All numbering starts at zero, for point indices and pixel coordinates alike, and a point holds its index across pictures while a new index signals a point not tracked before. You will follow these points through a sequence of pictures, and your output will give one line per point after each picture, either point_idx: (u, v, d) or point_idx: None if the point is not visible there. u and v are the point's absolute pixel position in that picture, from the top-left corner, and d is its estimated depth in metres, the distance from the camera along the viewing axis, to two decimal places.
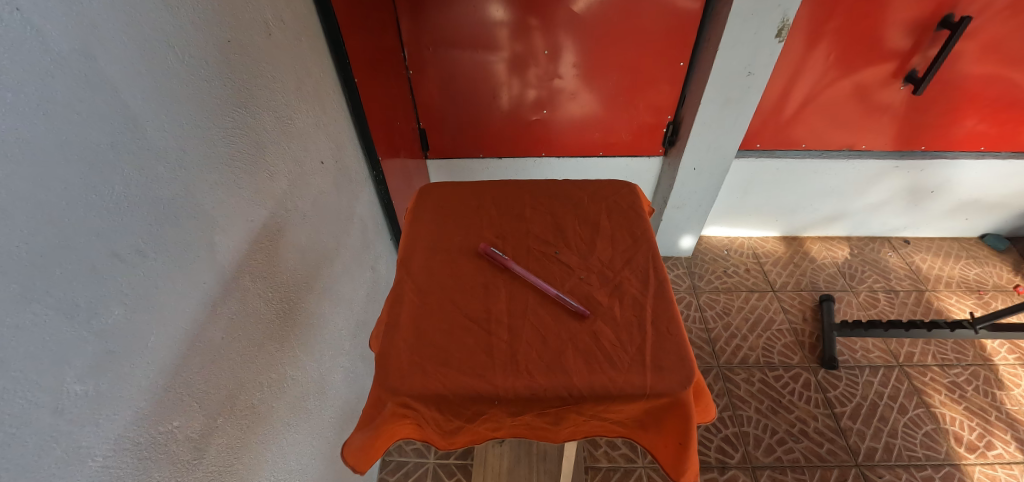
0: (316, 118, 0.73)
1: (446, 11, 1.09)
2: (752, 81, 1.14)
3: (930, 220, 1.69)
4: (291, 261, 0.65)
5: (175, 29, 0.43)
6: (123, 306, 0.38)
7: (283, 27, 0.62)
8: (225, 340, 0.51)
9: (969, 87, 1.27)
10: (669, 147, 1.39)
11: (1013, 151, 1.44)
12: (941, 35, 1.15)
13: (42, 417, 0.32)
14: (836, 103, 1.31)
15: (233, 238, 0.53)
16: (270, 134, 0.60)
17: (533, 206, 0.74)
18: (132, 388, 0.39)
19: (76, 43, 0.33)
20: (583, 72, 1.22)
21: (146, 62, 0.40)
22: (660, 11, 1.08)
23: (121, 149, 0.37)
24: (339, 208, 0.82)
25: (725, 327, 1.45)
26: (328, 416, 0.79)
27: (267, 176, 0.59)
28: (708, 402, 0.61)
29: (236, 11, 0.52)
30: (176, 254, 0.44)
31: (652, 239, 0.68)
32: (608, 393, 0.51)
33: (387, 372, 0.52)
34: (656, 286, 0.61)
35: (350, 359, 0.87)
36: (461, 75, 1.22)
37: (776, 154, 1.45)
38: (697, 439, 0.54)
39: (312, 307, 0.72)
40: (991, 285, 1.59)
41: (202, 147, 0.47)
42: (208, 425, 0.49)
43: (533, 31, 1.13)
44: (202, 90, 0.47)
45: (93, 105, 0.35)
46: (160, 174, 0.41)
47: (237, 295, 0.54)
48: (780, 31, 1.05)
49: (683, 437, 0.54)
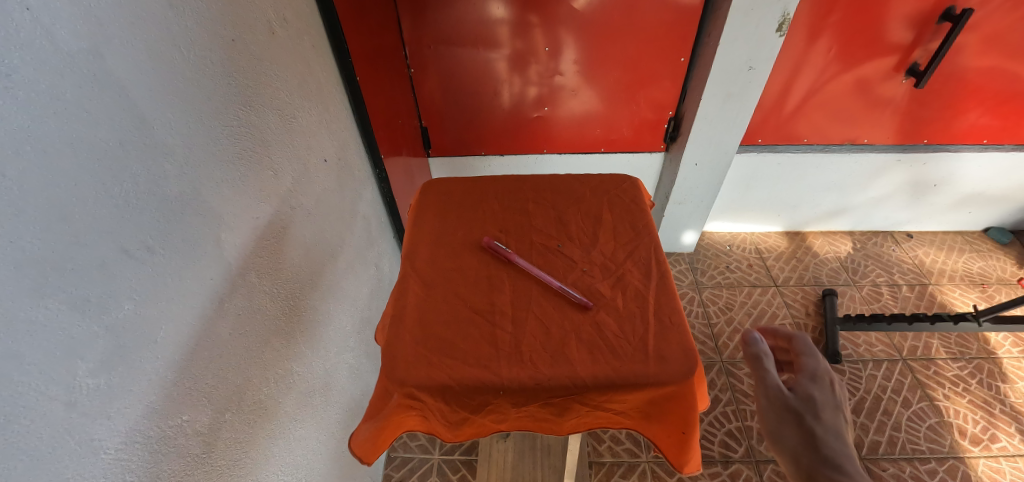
0: (319, 116, 0.73)
1: (446, 9, 1.09)
2: (754, 76, 1.14)
3: (933, 213, 1.68)
4: (296, 258, 0.66)
5: (180, 28, 0.43)
6: (133, 302, 0.39)
7: (286, 26, 0.63)
8: (232, 335, 0.52)
9: (971, 80, 1.26)
10: (670, 143, 1.39)
11: (1015, 144, 1.44)
12: (943, 28, 1.14)
13: (56, 409, 0.33)
14: (837, 98, 1.31)
15: (239, 236, 0.53)
16: (273, 132, 0.60)
17: (536, 201, 0.75)
18: (143, 383, 0.40)
19: (86, 44, 0.34)
20: (583, 69, 1.22)
21: (152, 61, 0.40)
22: (661, 6, 1.08)
23: (130, 148, 0.38)
24: (343, 206, 0.83)
25: (727, 322, 1.45)
26: (334, 412, 0.80)
27: (271, 174, 0.60)
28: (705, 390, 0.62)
29: (239, 11, 0.52)
30: (184, 250, 0.44)
31: (654, 232, 0.68)
32: (611, 383, 0.51)
33: (394, 362, 0.53)
34: (658, 277, 0.61)
35: (355, 355, 0.88)
36: (462, 73, 1.23)
37: (778, 149, 1.44)
38: (699, 429, 0.55)
39: (317, 303, 0.72)
40: (995, 279, 1.58)
41: (208, 145, 0.48)
42: (217, 420, 0.49)
43: (533, 28, 1.13)
44: (206, 88, 0.47)
45: (101, 103, 0.35)
46: (168, 171, 0.42)
47: (244, 292, 0.54)
48: (781, 25, 1.05)
49: (686, 427, 0.55)
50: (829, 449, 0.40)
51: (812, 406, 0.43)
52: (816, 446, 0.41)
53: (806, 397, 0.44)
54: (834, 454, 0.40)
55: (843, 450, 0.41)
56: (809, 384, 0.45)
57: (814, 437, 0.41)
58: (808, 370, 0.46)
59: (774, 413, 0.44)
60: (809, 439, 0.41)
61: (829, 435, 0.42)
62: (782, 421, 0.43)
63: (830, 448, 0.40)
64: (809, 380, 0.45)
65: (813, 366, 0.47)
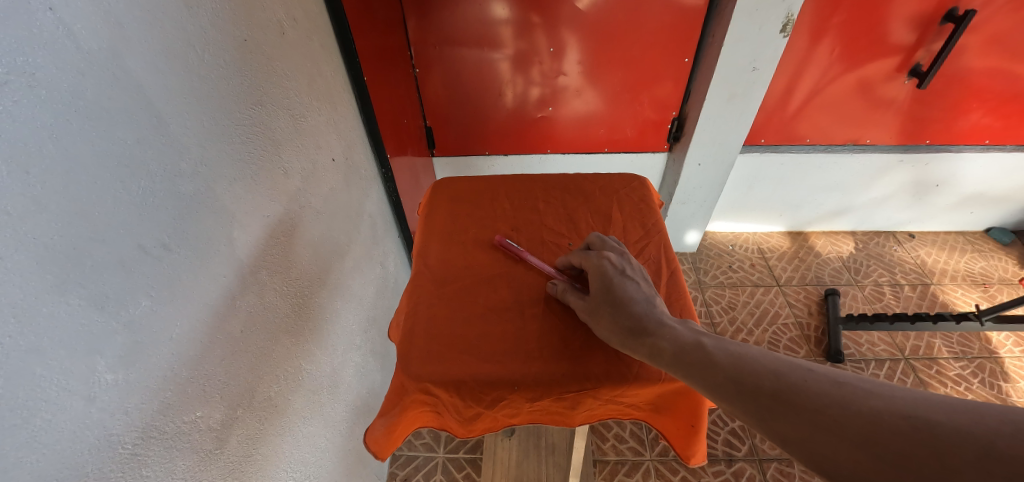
0: (327, 115, 0.74)
1: (452, 9, 1.10)
2: (757, 77, 1.14)
3: (935, 213, 1.69)
4: (305, 256, 0.66)
5: (196, 28, 0.44)
6: (150, 298, 0.39)
7: (295, 26, 0.63)
8: (244, 333, 0.53)
9: (973, 80, 1.27)
10: (673, 143, 1.40)
11: (1017, 144, 1.44)
12: (945, 29, 1.15)
13: (76, 404, 0.33)
14: (840, 98, 1.31)
15: (251, 234, 0.54)
16: (283, 131, 0.61)
17: (546, 200, 0.75)
18: (159, 379, 0.40)
19: (105, 43, 0.34)
20: (587, 69, 1.23)
21: (168, 60, 0.41)
22: (665, 6, 1.09)
23: (147, 146, 0.38)
24: (350, 205, 0.83)
25: (730, 322, 1.45)
26: (340, 410, 0.80)
27: (281, 173, 0.60)
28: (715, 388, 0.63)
29: (251, 11, 0.53)
30: (198, 248, 0.45)
31: (663, 231, 0.68)
32: (623, 377, 0.51)
33: (408, 358, 0.53)
34: (669, 275, 0.62)
35: (362, 354, 0.89)
36: (466, 73, 1.23)
37: (781, 149, 1.45)
38: (708, 422, 0.56)
39: (325, 302, 0.73)
40: (996, 279, 1.59)
41: (221, 144, 0.48)
42: (228, 417, 0.50)
43: (537, 28, 1.14)
44: (220, 86, 0.48)
45: (120, 102, 0.36)
46: (183, 169, 0.42)
47: (255, 289, 0.55)
48: (784, 26, 1.05)
49: (695, 419, 0.55)
50: (669, 340, 0.46)
51: (638, 312, 0.50)
52: (660, 348, 0.46)
53: (634, 310, 0.50)
54: (675, 342, 0.45)
55: (679, 333, 0.46)
56: (632, 299, 0.51)
57: (655, 344, 0.46)
58: (621, 288, 0.53)
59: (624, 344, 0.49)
60: (653, 347, 0.46)
61: (663, 329, 0.47)
62: (631, 345, 0.48)
63: (668, 340, 0.46)
64: (627, 296, 0.52)
65: (625, 282, 0.53)
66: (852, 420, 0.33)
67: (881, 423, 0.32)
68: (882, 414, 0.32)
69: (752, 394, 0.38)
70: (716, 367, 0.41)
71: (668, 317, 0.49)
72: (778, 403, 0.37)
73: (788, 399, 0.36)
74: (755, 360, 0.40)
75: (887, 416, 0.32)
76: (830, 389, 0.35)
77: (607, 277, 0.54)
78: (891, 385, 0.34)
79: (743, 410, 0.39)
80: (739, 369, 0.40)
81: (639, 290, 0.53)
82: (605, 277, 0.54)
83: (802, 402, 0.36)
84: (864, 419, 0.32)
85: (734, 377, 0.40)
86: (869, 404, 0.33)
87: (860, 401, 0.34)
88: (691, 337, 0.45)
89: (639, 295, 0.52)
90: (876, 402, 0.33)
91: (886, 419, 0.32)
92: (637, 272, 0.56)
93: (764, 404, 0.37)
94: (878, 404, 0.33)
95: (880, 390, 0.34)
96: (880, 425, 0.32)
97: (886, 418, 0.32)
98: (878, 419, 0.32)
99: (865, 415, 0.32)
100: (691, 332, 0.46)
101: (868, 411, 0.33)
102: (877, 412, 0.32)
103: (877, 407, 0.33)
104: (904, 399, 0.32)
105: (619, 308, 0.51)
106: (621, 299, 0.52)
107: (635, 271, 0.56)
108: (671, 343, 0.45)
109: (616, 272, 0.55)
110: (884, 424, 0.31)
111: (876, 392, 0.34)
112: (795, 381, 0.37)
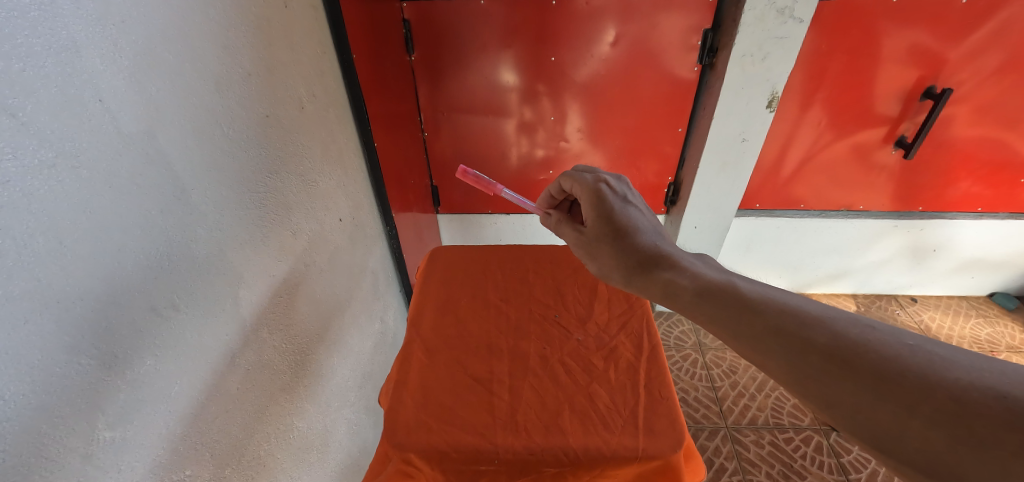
0: (338, 179, 0.79)
1: (461, 79, 1.19)
2: (747, 146, 1.20)
3: (936, 278, 1.69)
4: (305, 313, 0.69)
5: (224, 109, 0.49)
6: (154, 357, 0.41)
7: (314, 100, 0.70)
8: (239, 391, 0.54)
9: (962, 149, 1.31)
10: (670, 206, 1.45)
11: (1011, 212, 1.47)
12: (925, 104, 1.21)
13: (72, 462, 0.34)
14: (833, 164, 1.36)
15: (256, 293, 0.56)
16: (294, 195, 0.65)
17: (536, 271, 0.82)
18: (152, 436, 0.41)
19: (143, 126, 0.38)
20: (587, 135, 1.30)
21: (196, 136, 0.45)
22: (658, 81, 1.17)
23: (169, 214, 0.42)
24: (354, 262, 0.87)
25: (732, 386, 1.42)
26: (328, 471, 0.78)
27: (290, 234, 0.64)
28: (697, 464, 0.65)
29: (274, 90, 0.59)
30: (205, 307, 0.47)
31: (646, 307, 0.73)
32: (601, 454, 0.54)
33: (396, 428, 0.56)
34: (650, 352, 0.66)
35: (355, 410, 0.88)
36: (473, 137, 1.31)
37: (775, 213, 1.50)
38: None
39: (322, 359, 0.74)
40: (1004, 346, 1.56)
41: (236, 209, 0.52)
42: (216, 476, 0.50)
43: (542, 95, 1.22)
44: (241, 157, 0.52)
45: (151, 178, 0.40)
46: (199, 235, 0.46)
47: (255, 347, 0.57)
48: (771, 102, 1.13)
49: None
50: (688, 279, 0.49)
51: (653, 251, 0.55)
52: (678, 284, 0.49)
53: (642, 245, 0.56)
54: (695, 280, 0.48)
55: (698, 271, 0.49)
56: (638, 232, 0.58)
57: (674, 280, 0.50)
58: (626, 220, 0.60)
59: (641, 278, 0.54)
60: (668, 284, 0.50)
61: (679, 267, 0.51)
62: (644, 280, 0.53)
63: (688, 279, 0.48)
64: (632, 228, 0.59)
65: (627, 213, 0.61)
66: (929, 390, 0.31)
67: (968, 402, 0.29)
68: (972, 392, 0.30)
69: (803, 347, 0.37)
70: (757, 312, 0.41)
71: (685, 256, 0.53)
72: (831, 360, 0.35)
73: (843, 353, 0.35)
74: (802, 311, 0.40)
75: (977, 394, 0.29)
76: (902, 353, 0.33)
77: (609, 208, 0.62)
78: (977, 356, 0.32)
79: (783, 364, 0.38)
80: (784, 320, 0.39)
81: (644, 224, 0.59)
82: (607, 207, 0.62)
83: (859, 358, 0.34)
84: (945, 393, 0.30)
85: (776, 326, 0.39)
86: (954, 378, 0.31)
87: (942, 370, 0.31)
88: (721, 279, 0.47)
89: (644, 228, 0.59)
90: (962, 375, 0.31)
91: (975, 397, 0.29)
92: (638, 202, 0.63)
93: (815, 361, 0.36)
94: (967, 378, 0.30)
95: (963, 361, 0.32)
96: (965, 402, 0.29)
97: (977, 396, 0.29)
98: (965, 397, 0.30)
99: (948, 389, 0.30)
100: (720, 276, 0.48)
101: (956, 386, 0.30)
102: (965, 388, 0.30)
103: (965, 381, 0.30)
104: (998, 377, 0.30)
105: (626, 242, 0.57)
106: (627, 231, 0.59)
107: (637, 202, 0.64)
108: (691, 281, 0.48)
109: (619, 202, 0.62)
110: (972, 405, 0.29)
111: (957, 363, 0.32)
112: (856, 336, 0.36)
